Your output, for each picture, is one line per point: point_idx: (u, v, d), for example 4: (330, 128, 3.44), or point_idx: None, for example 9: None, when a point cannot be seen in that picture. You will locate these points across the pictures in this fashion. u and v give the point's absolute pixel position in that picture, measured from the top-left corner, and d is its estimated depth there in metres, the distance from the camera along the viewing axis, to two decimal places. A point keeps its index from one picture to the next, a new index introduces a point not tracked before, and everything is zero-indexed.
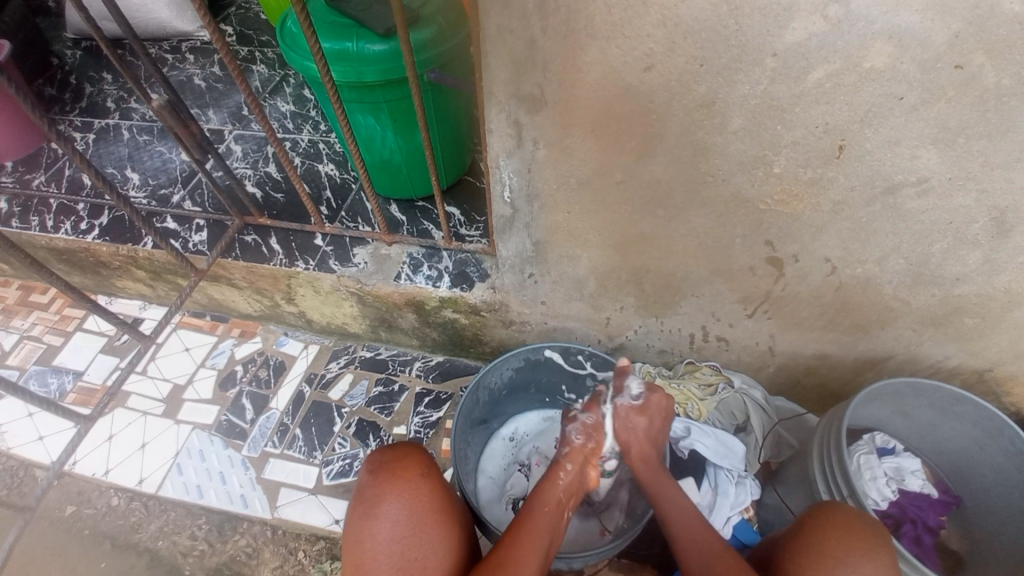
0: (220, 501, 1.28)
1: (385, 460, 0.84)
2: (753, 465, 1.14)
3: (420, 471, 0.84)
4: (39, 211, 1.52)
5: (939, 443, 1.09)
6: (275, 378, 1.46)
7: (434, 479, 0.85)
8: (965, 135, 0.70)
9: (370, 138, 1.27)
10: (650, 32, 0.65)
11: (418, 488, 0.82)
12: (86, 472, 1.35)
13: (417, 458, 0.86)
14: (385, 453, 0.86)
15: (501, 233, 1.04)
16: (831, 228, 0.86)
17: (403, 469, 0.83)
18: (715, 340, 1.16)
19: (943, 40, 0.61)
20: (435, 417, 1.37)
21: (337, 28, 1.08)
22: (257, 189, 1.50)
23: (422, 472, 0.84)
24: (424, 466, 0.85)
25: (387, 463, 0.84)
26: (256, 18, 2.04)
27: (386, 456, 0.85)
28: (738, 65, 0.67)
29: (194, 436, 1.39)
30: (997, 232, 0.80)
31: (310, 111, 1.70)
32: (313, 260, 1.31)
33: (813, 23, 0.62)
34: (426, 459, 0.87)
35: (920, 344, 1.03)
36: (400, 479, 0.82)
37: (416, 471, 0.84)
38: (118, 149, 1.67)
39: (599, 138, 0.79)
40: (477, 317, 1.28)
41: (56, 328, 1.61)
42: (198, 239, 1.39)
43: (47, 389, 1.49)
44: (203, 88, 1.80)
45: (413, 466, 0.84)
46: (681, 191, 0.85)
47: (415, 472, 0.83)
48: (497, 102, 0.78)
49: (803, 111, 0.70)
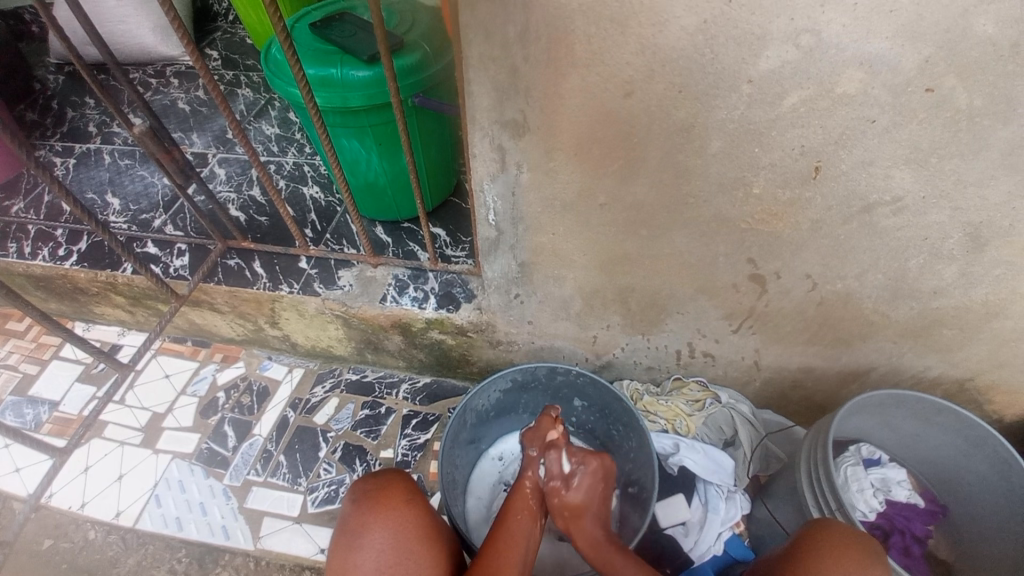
0: (201, 533, 1.24)
1: (369, 488, 0.84)
2: (743, 480, 1.14)
3: (405, 498, 0.83)
4: (15, 236, 1.48)
5: (923, 453, 1.10)
6: (258, 404, 1.43)
7: (419, 506, 0.84)
8: (936, 156, 0.72)
9: (354, 162, 1.27)
10: (629, 60, 0.67)
11: (402, 516, 0.81)
12: (61, 506, 1.30)
13: (402, 485, 0.85)
14: (369, 482, 0.85)
15: (487, 255, 1.04)
16: (811, 245, 0.87)
17: (387, 497, 0.82)
18: (701, 356, 1.17)
19: (912, 65, 0.64)
20: (423, 440, 1.35)
21: (321, 55, 1.09)
22: (241, 213, 1.49)
23: (406, 499, 0.83)
24: (409, 494, 0.84)
25: (370, 492, 0.83)
26: (241, 42, 2.04)
27: (370, 485, 0.84)
28: (716, 91, 0.68)
29: (175, 465, 1.35)
30: (970, 247, 0.83)
31: (295, 134, 1.70)
32: (297, 283, 1.30)
33: (788, 50, 0.64)
34: (411, 487, 0.86)
35: (902, 357, 1.04)
36: (383, 507, 0.81)
37: (400, 498, 0.83)
38: (98, 174, 1.64)
39: (582, 162, 0.80)
40: (464, 338, 1.27)
41: (31, 357, 1.56)
42: (179, 264, 1.37)
43: (22, 420, 1.44)
44: (186, 112, 1.79)
45: (397, 493, 0.83)
46: (664, 212, 0.86)
47: (399, 499, 0.83)
48: (481, 127, 0.79)
49: (780, 134, 0.72)
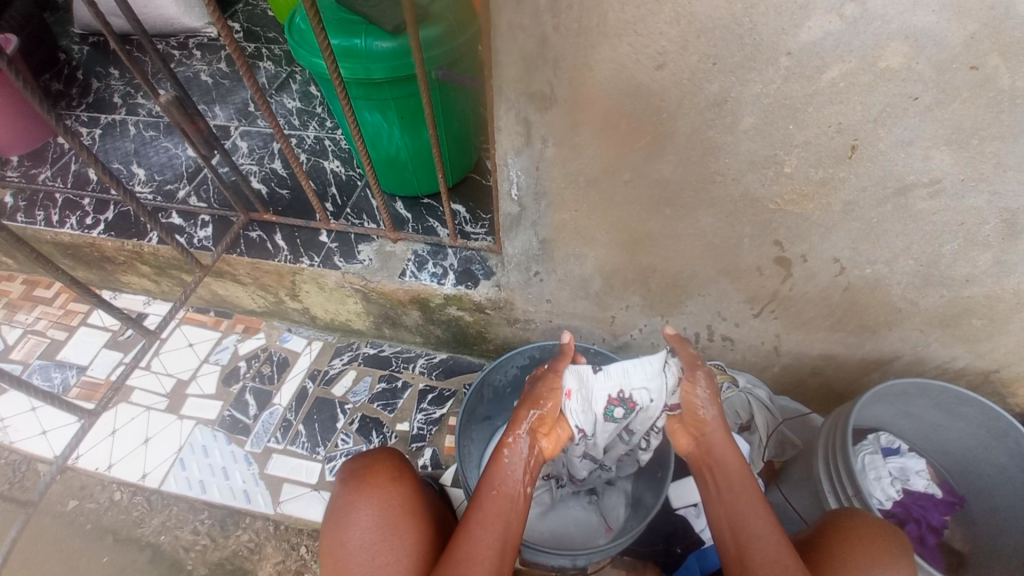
0: (223, 496, 1.28)
1: (357, 467, 0.89)
2: (757, 464, 1.14)
3: (389, 476, 0.88)
4: (44, 205, 1.51)
5: (944, 444, 1.09)
6: (278, 374, 1.46)
7: (404, 483, 0.88)
8: (979, 136, 0.69)
9: (376, 135, 1.26)
10: (663, 30, 0.65)
11: (386, 492, 0.86)
12: (90, 466, 1.35)
13: (387, 464, 0.90)
14: (357, 462, 0.91)
15: (508, 231, 1.03)
16: (841, 228, 0.85)
17: (371, 476, 0.87)
18: (720, 340, 1.16)
19: (959, 40, 0.61)
20: (439, 414, 1.37)
21: (346, 25, 1.08)
22: (263, 185, 1.50)
23: (390, 477, 0.88)
24: (394, 471, 0.89)
25: (357, 471, 0.88)
26: (263, 15, 2.03)
27: (357, 464, 0.90)
28: (751, 64, 0.66)
29: (198, 431, 1.39)
30: (1008, 234, 0.80)
31: (316, 108, 1.70)
32: (317, 256, 1.31)
33: (828, 22, 0.61)
34: (396, 464, 0.91)
35: (928, 345, 1.02)
36: (369, 485, 0.86)
37: (384, 476, 0.88)
38: (123, 144, 1.67)
39: (609, 137, 0.79)
40: (481, 315, 1.28)
41: (60, 323, 1.61)
42: (203, 235, 1.39)
43: (51, 383, 1.49)
44: (209, 84, 1.80)
45: (381, 471, 0.88)
46: (690, 191, 0.84)
47: (383, 477, 0.87)
48: (507, 99, 0.78)
49: (815, 110, 0.70)
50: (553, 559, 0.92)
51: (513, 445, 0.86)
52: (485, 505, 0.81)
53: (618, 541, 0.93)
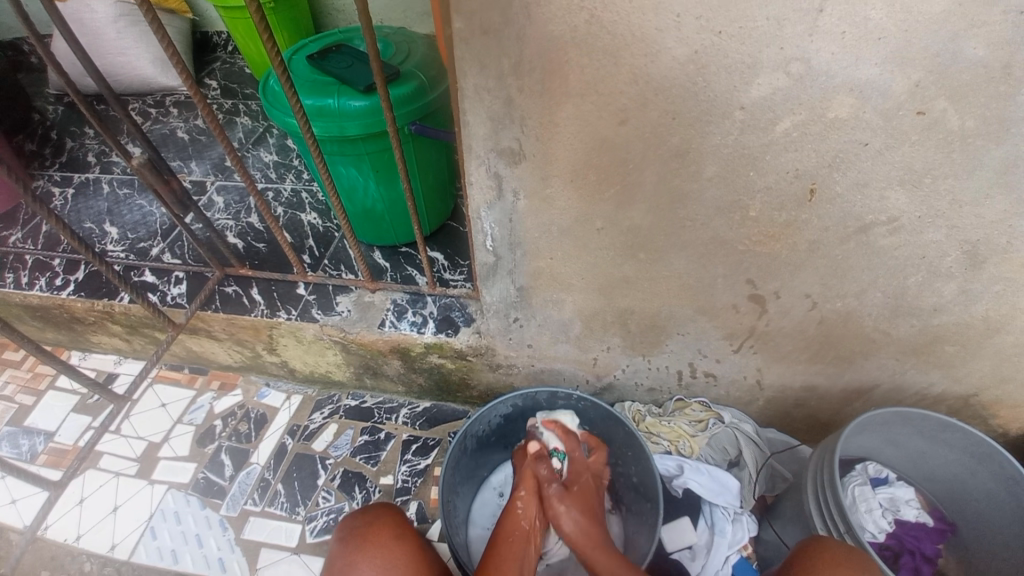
0: (197, 566, 1.21)
1: (356, 526, 0.86)
2: (748, 501, 1.12)
3: (393, 533, 0.85)
4: (12, 266, 1.47)
5: (929, 471, 1.09)
6: (256, 432, 1.41)
7: (408, 540, 0.85)
8: (930, 176, 0.73)
9: (351, 188, 1.27)
10: (622, 89, 0.67)
11: (391, 550, 0.83)
12: (58, 536, 1.27)
13: (390, 520, 0.87)
14: (358, 519, 0.88)
15: (485, 279, 1.03)
16: (809, 265, 0.87)
17: (374, 534, 0.84)
18: (703, 376, 1.16)
19: (904, 89, 0.64)
20: (424, 465, 1.33)
21: (319, 86, 1.10)
22: (239, 239, 1.49)
23: (393, 535, 0.85)
24: (397, 529, 0.86)
25: (358, 529, 0.85)
26: (241, 72, 2.07)
27: (357, 522, 0.87)
28: (708, 117, 0.69)
29: (170, 496, 1.32)
30: (968, 264, 0.83)
31: (293, 161, 1.71)
32: (295, 309, 1.29)
33: (778, 78, 0.64)
34: (399, 522, 0.88)
35: (905, 373, 1.04)
36: (372, 544, 0.83)
37: (388, 533, 0.85)
38: (97, 203, 1.65)
39: (579, 188, 0.80)
40: (463, 362, 1.26)
41: (26, 387, 1.54)
42: (177, 292, 1.36)
43: (16, 451, 1.42)
44: (186, 141, 1.80)
45: (384, 529, 0.85)
46: (661, 236, 0.86)
47: (387, 534, 0.84)
48: (477, 155, 0.79)
49: (773, 158, 0.73)
50: None
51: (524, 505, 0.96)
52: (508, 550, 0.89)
53: None
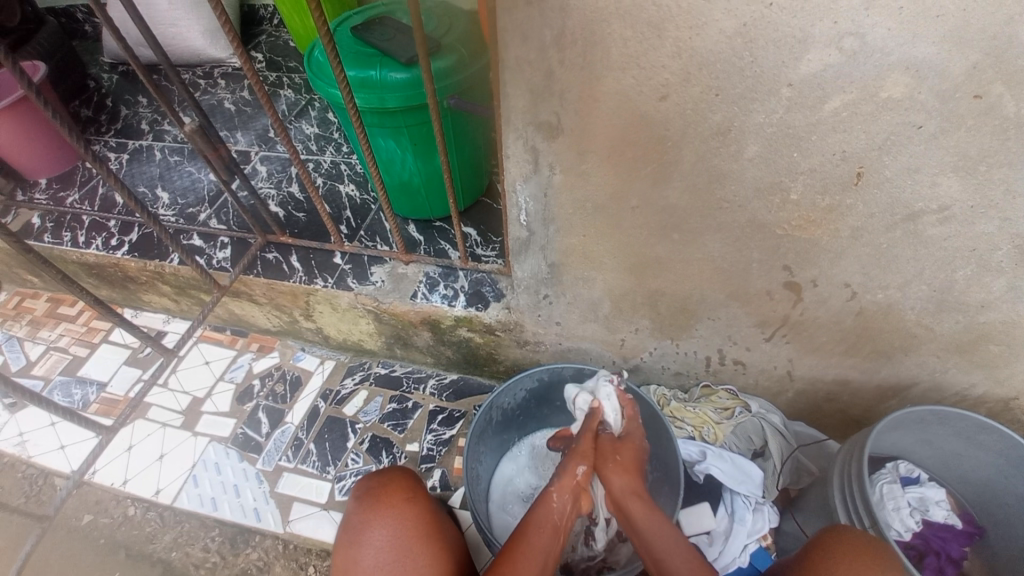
0: (234, 513, 1.29)
1: (371, 486, 0.90)
2: (771, 492, 1.11)
3: (406, 495, 0.88)
4: (72, 226, 1.57)
5: (965, 474, 1.05)
6: (291, 393, 1.48)
7: (419, 503, 0.89)
8: (986, 163, 0.69)
9: (389, 161, 1.30)
10: (665, 63, 0.66)
11: (403, 511, 0.86)
12: (106, 481, 1.37)
13: (403, 483, 0.90)
14: (373, 480, 0.91)
15: (517, 255, 1.04)
16: (850, 253, 0.85)
17: (388, 494, 0.88)
18: (732, 364, 1.15)
19: (961, 70, 0.61)
20: (448, 435, 1.37)
21: (363, 58, 1.12)
22: (280, 208, 1.54)
23: (406, 496, 0.88)
24: (410, 491, 0.90)
25: (373, 489, 0.89)
26: (285, 45, 2.12)
27: (372, 483, 0.90)
28: (753, 94, 0.67)
29: (211, 448, 1.41)
30: (1022, 259, 0.79)
31: (333, 134, 1.75)
32: (331, 277, 1.34)
33: (829, 54, 0.62)
34: (411, 484, 0.91)
35: (945, 372, 1.00)
36: (386, 503, 0.86)
37: (401, 494, 0.88)
38: (149, 169, 1.73)
39: (615, 165, 0.80)
40: (491, 337, 1.28)
41: (82, 340, 1.65)
42: (221, 257, 1.42)
43: (71, 399, 1.53)
44: (232, 112, 1.86)
45: (397, 490, 0.88)
46: (697, 216, 0.85)
47: (400, 496, 0.88)
48: (515, 128, 0.80)
49: (820, 138, 0.70)
50: None
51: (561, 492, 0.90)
52: (535, 540, 0.84)
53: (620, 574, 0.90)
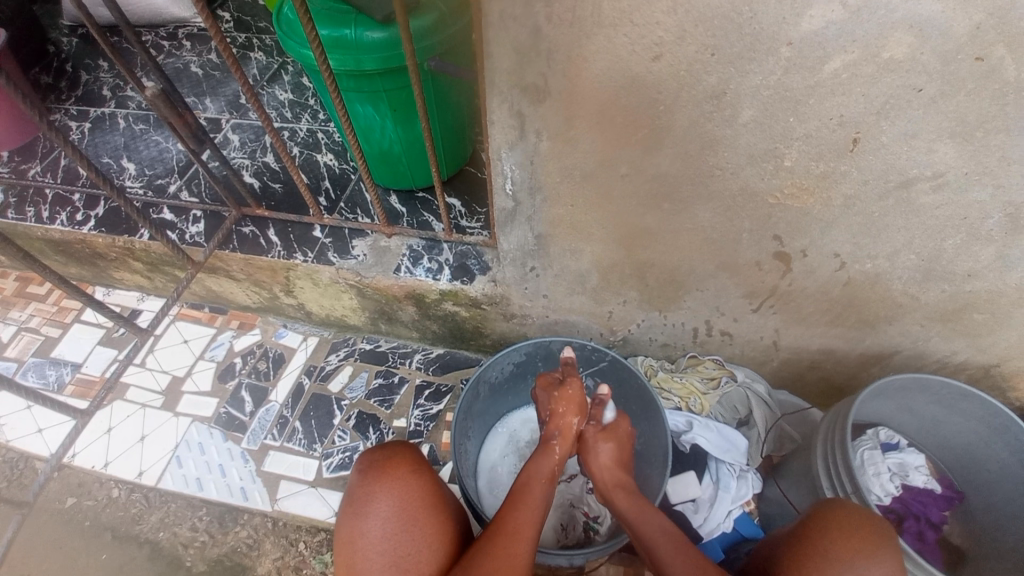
0: (220, 493, 1.28)
1: (375, 459, 0.87)
2: (756, 460, 1.13)
3: (411, 467, 0.86)
4: (35, 201, 1.49)
5: (944, 439, 1.08)
6: (274, 370, 1.45)
7: (424, 475, 0.87)
8: (984, 129, 0.67)
9: (368, 128, 1.24)
10: (659, 20, 0.63)
11: (408, 484, 0.84)
12: (86, 464, 1.34)
13: (408, 455, 0.88)
14: (375, 453, 0.88)
15: (503, 226, 1.01)
16: (842, 222, 0.83)
17: (393, 467, 0.85)
18: (719, 335, 1.14)
19: (965, 30, 0.59)
20: (436, 410, 1.36)
21: (335, 15, 1.05)
22: (255, 179, 1.48)
23: (411, 468, 0.86)
24: (414, 463, 0.88)
25: (378, 461, 0.86)
26: (254, 5, 2.00)
27: (376, 455, 0.87)
28: (751, 54, 0.64)
29: (195, 428, 1.38)
30: (1011, 228, 0.78)
31: (309, 100, 1.67)
32: (311, 251, 1.29)
33: (831, 11, 0.59)
34: (415, 457, 0.89)
35: (929, 340, 1.01)
36: (390, 476, 0.84)
37: (405, 467, 0.86)
38: (114, 138, 1.64)
39: (605, 131, 0.77)
40: (477, 311, 1.26)
41: (54, 320, 1.59)
42: (195, 231, 1.36)
43: (45, 381, 1.48)
44: (200, 76, 1.76)
45: (403, 462, 0.86)
46: (688, 185, 0.82)
47: (406, 468, 0.86)
48: (499, 91, 0.76)
49: (817, 102, 0.68)
50: (552, 559, 0.91)
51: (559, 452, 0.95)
52: (532, 489, 0.88)
53: (619, 539, 0.91)
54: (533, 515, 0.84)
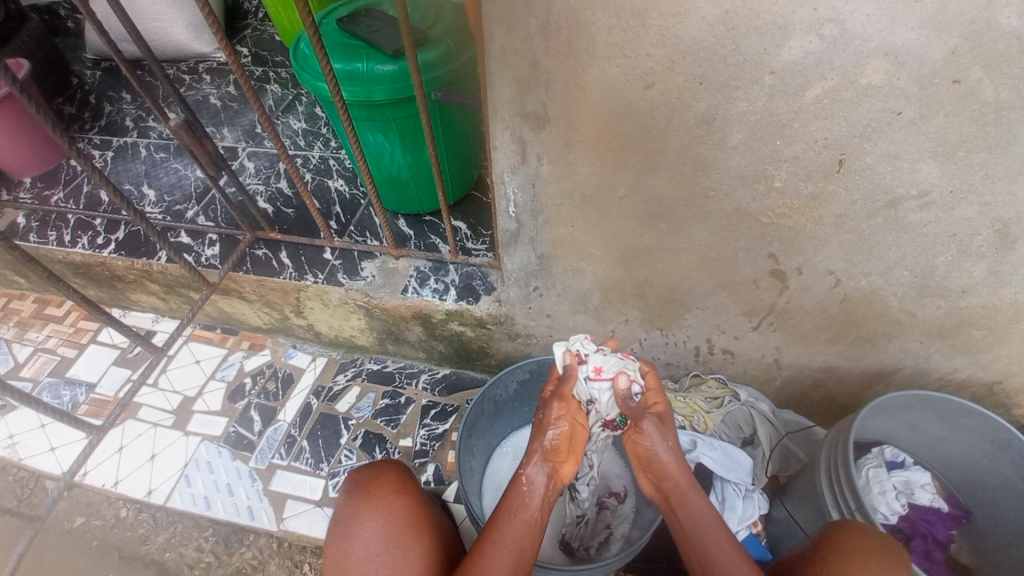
0: (227, 512, 1.29)
1: (361, 479, 0.90)
2: (761, 480, 1.13)
3: (395, 487, 0.89)
4: (57, 226, 1.55)
5: (949, 457, 1.08)
6: (283, 391, 1.48)
7: (408, 494, 0.89)
8: (964, 149, 0.71)
9: (378, 155, 1.29)
10: (649, 52, 0.67)
11: (392, 503, 0.86)
12: (96, 483, 1.36)
13: (393, 475, 0.91)
14: (362, 473, 0.91)
15: (507, 247, 1.05)
16: (834, 240, 0.86)
17: (377, 487, 0.88)
18: (720, 353, 1.16)
19: (938, 56, 0.63)
20: (441, 430, 1.37)
21: (349, 50, 1.11)
22: (269, 204, 1.53)
23: (395, 488, 0.89)
24: (400, 483, 0.90)
25: (363, 481, 0.89)
26: (271, 40, 2.10)
27: (362, 476, 0.90)
28: (737, 82, 0.68)
29: (203, 447, 1.40)
30: (1000, 244, 0.80)
31: (322, 129, 1.74)
32: (321, 273, 1.33)
33: (810, 41, 0.63)
34: (400, 476, 0.92)
35: (929, 357, 1.02)
36: (375, 496, 0.87)
37: (390, 487, 0.88)
38: (135, 167, 1.71)
39: (602, 155, 0.81)
40: (482, 330, 1.29)
41: (70, 341, 1.63)
42: (210, 254, 1.41)
43: (60, 400, 1.52)
44: (218, 108, 1.85)
45: (387, 482, 0.89)
46: (683, 205, 0.86)
47: (390, 488, 0.88)
48: (502, 119, 0.80)
49: (802, 126, 0.72)
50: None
51: (530, 474, 0.84)
52: (502, 524, 0.80)
53: (623, 555, 0.91)
54: (507, 553, 0.77)
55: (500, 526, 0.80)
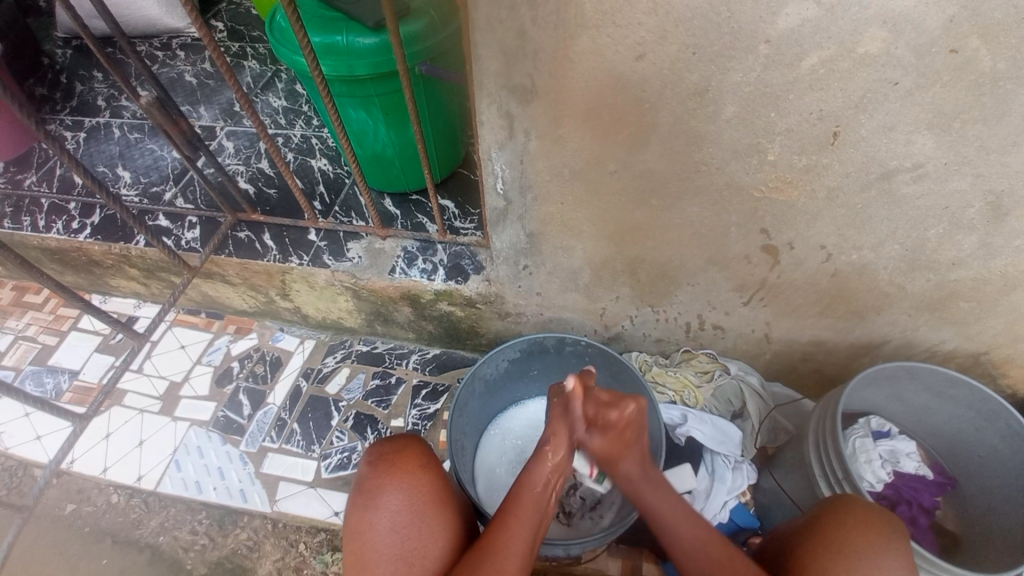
0: (219, 496, 1.28)
1: (386, 451, 0.86)
2: (750, 450, 1.15)
3: (421, 462, 0.86)
4: (30, 209, 1.49)
5: (933, 426, 1.10)
6: (271, 374, 1.46)
7: (434, 470, 0.87)
8: (961, 119, 0.69)
9: (361, 133, 1.25)
10: (641, 20, 0.64)
11: (418, 478, 0.84)
12: (85, 470, 1.35)
13: (417, 449, 0.88)
14: (386, 445, 0.88)
15: (495, 225, 1.03)
16: (826, 214, 0.85)
17: (403, 460, 0.85)
18: (711, 328, 1.16)
19: (939, 23, 0.61)
20: (433, 409, 1.37)
21: (328, 22, 1.06)
22: (249, 184, 1.49)
23: (421, 463, 0.86)
24: (424, 458, 0.87)
25: (387, 455, 0.86)
26: (246, 13, 2.01)
27: (386, 448, 0.87)
28: (731, 52, 0.66)
29: (193, 432, 1.38)
30: (992, 217, 0.80)
31: (302, 106, 1.68)
32: (306, 255, 1.30)
33: (807, 8, 0.61)
34: (425, 451, 0.88)
35: (916, 329, 1.03)
36: (401, 470, 0.84)
37: (417, 461, 0.86)
38: (108, 147, 1.65)
39: (592, 129, 0.78)
40: (473, 310, 1.27)
41: (50, 328, 1.59)
42: (191, 236, 1.37)
43: (44, 389, 1.49)
44: (194, 84, 1.78)
45: (414, 457, 0.86)
46: (675, 181, 0.84)
47: (417, 463, 0.85)
48: (488, 93, 0.77)
49: (797, 98, 0.70)
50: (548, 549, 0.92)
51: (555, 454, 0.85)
52: (522, 495, 0.83)
53: (612, 530, 0.92)
54: (525, 528, 0.80)
55: (521, 500, 0.82)
